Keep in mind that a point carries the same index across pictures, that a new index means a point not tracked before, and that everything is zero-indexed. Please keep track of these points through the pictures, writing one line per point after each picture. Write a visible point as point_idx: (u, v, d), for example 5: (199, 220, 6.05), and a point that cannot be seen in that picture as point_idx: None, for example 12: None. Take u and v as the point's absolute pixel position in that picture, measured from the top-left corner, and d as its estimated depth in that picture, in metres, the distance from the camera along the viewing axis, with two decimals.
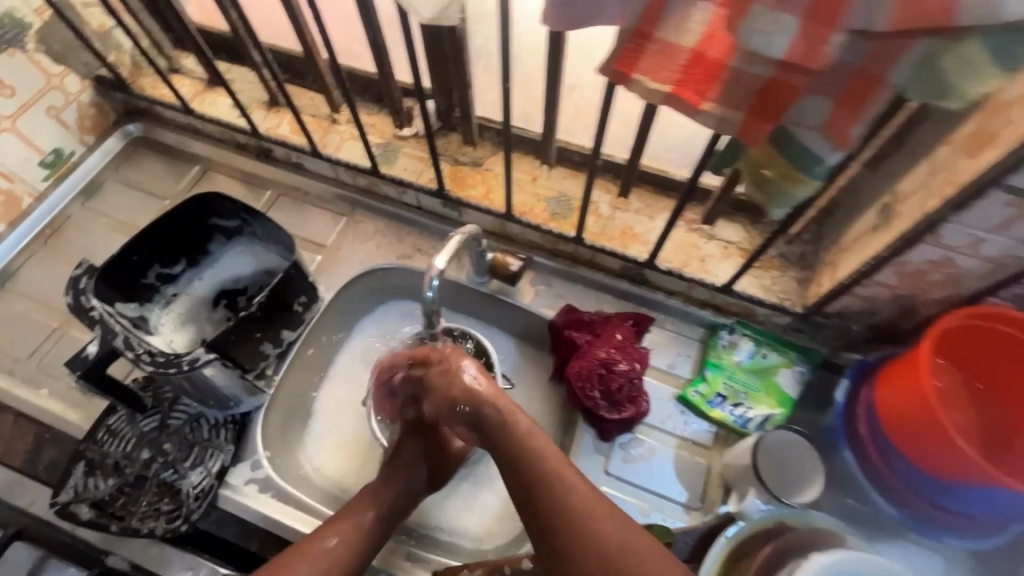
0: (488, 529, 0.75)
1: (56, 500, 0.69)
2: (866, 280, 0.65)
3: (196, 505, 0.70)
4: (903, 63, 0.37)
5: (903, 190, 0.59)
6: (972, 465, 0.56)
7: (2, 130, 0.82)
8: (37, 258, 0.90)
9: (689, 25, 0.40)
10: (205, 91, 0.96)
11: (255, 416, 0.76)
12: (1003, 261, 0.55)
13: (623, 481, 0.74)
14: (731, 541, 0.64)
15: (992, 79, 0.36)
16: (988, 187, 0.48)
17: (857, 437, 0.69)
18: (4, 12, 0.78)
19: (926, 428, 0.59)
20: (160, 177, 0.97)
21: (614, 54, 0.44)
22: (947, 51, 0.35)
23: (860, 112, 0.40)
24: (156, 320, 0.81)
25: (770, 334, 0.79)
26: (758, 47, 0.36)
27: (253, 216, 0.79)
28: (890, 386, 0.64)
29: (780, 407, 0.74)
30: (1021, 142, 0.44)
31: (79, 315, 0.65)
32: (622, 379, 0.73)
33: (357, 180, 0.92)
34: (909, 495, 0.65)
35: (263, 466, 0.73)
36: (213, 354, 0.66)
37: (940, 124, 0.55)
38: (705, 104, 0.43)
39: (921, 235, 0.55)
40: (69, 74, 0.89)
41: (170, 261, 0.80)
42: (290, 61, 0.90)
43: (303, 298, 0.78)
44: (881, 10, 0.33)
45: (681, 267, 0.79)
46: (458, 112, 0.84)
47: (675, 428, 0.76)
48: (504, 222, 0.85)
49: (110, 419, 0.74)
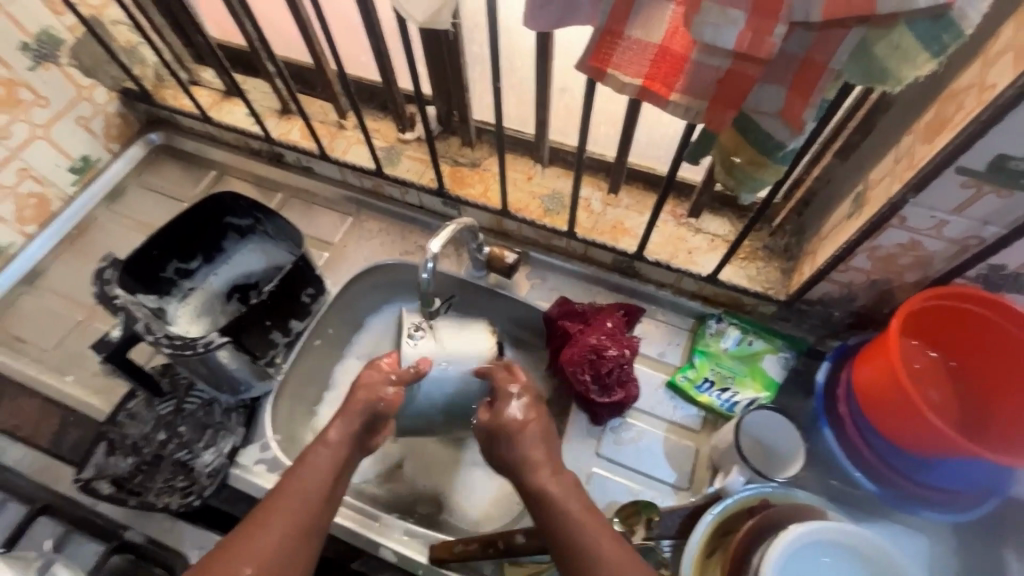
0: (485, 512, 0.78)
1: (80, 476, 0.74)
2: (842, 266, 0.68)
3: (208, 482, 0.74)
4: (843, 50, 0.41)
5: (873, 178, 0.62)
6: (942, 437, 0.59)
7: (37, 137, 0.89)
8: (64, 257, 0.96)
9: (654, 23, 0.45)
10: (222, 101, 1.02)
11: (265, 401, 0.81)
12: (966, 242, 0.58)
13: (614, 463, 0.77)
14: (717, 517, 0.66)
15: (924, 64, 0.39)
16: (943, 168, 0.52)
17: (837, 416, 0.72)
18: (42, 29, 0.85)
19: (898, 404, 0.62)
20: (179, 181, 1.04)
21: (589, 52, 0.48)
22: (879, 39, 0.39)
23: (810, 98, 0.44)
24: (174, 311, 0.86)
25: (756, 323, 0.82)
26: (711, 40, 0.40)
27: (264, 214, 0.84)
28: (865, 366, 0.66)
29: (765, 391, 0.77)
30: (967, 125, 0.48)
31: (104, 303, 0.71)
32: (612, 363, 0.76)
33: (363, 181, 0.98)
34: (887, 470, 0.68)
35: (272, 447, 0.78)
36: (226, 338, 0.70)
37: (903, 115, 0.58)
38: (673, 95, 0.47)
39: (887, 218, 0.59)
40: (98, 86, 0.96)
41: (188, 257, 0.86)
42: (300, 71, 0.97)
43: (310, 290, 0.83)
44: (815, 1, 0.37)
45: (669, 258, 0.83)
46: (456, 116, 0.89)
47: (665, 413, 0.80)
48: (501, 218, 0.90)
49: (130, 403, 0.79)
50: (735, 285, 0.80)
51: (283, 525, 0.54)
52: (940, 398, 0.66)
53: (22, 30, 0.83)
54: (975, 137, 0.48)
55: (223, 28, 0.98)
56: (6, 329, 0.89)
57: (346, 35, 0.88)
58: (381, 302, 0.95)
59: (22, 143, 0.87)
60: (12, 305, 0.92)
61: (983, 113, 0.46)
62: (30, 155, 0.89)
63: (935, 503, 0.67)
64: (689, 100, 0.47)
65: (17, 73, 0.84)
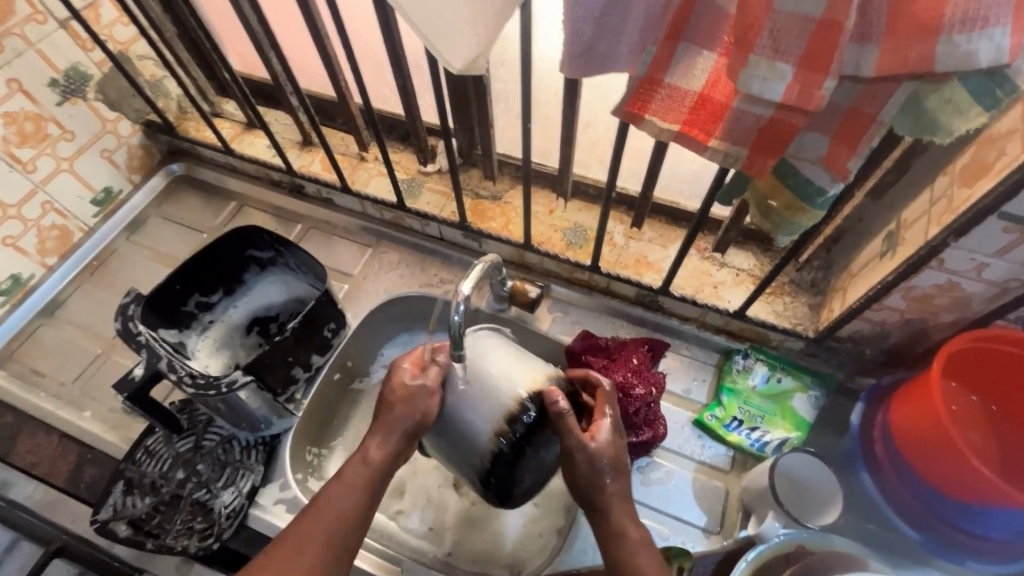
0: (510, 555, 0.75)
1: (97, 517, 0.72)
2: (876, 306, 0.67)
3: (228, 523, 0.72)
4: (892, 103, 0.40)
5: (907, 219, 0.62)
6: (991, 487, 0.57)
7: (60, 170, 0.89)
8: (84, 288, 0.96)
9: (696, 72, 0.44)
10: (244, 133, 1.03)
11: (285, 438, 0.80)
12: (1008, 285, 0.57)
13: (642, 504, 0.75)
14: (752, 564, 0.64)
15: (976, 117, 0.39)
16: (986, 214, 0.51)
17: (874, 459, 0.70)
18: (71, 65, 0.86)
19: (941, 450, 0.60)
20: (199, 212, 1.04)
21: (626, 99, 0.48)
22: (931, 92, 0.39)
23: (856, 147, 0.43)
24: (193, 345, 0.85)
25: (784, 359, 0.80)
26: (758, 92, 0.39)
27: (286, 247, 0.84)
28: (903, 408, 0.65)
29: (796, 431, 0.76)
30: (1011, 171, 0.48)
31: (126, 340, 0.70)
32: (640, 403, 0.75)
33: (383, 213, 0.98)
34: (928, 517, 0.66)
35: (292, 486, 0.77)
36: (248, 377, 0.69)
37: (938, 156, 0.58)
38: (711, 141, 0.47)
39: (926, 259, 0.58)
40: (123, 119, 0.97)
41: (209, 290, 0.85)
42: (322, 104, 0.97)
43: (332, 325, 0.82)
44: (866, 57, 0.37)
45: (694, 293, 0.82)
46: (479, 150, 0.90)
47: (693, 453, 0.78)
48: (523, 251, 0.89)
49: (148, 440, 0.78)
50: (762, 321, 0.79)
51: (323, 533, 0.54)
52: (980, 443, 0.64)
53: (52, 67, 0.84)
54: (1021, 184, 0.47)
55: (247, 63, 0.99)
56: (24, 361, 0.89)
57: (372, 71, 0.89)
58: (405, 331, 0.94)
59: (47, 176, 0.88)
60: (31, 337, 0.91)
61: None
62: (53, 188, 0.90)
63: (975, 551, 0.65)
64: (728, 146, 0.47)
65: (45, 108, 0.85)
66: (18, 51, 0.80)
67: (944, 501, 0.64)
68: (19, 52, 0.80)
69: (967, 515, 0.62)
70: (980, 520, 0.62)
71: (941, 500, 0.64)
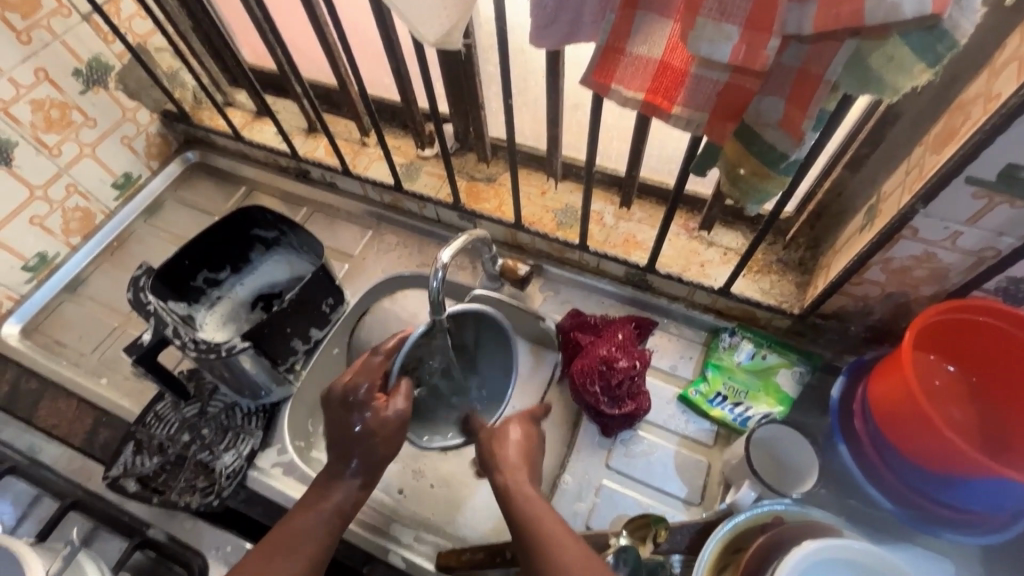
0: (494, 526, 0.78)
1: (108, 474, 0.78)
2: (857, 279, 0.67)
3: (227, 483, 0.77)
4: (837, 62, 0.42)
5: (886, 191, 0.62)
6: (962, 457, 0.57)
7: (84, 155, 0.96)
8: (103, 267, 1.02)
9: (656, 39, 0.46)
10: (253, 121, 1.07)
11: (284, 406, 0.84)
12: (983, 254, 0.57)
13: (623, 475, 0.77)
14: (730, 532, 0.64)
15: (920, 74, 0.40)
16: (951, 178, 0.51)
17: (853, 432, 0.70)
18: (93, 56, 0.92)
19: (914, 421, 0.60)
20: (211, 197, 1.10)
21: (592, 69, 0.49)
22: (873, 50, 0.40)
23: (807, 109, 0.44)
24: (201, 318, 0.90)
25: (771, 337, 0.81)
26: (707, 55, 0.41)
27: (289, 227, 0.88)
28: (881, 381, 0.65)
29: (779, 406, 0.76)
30: (972, 139, 0.48)
31: (137, 309, 0.74)
32: (623, 375, 0.76)
33: (383, 197, 1.02)
34: (912, 494, 0.65)
35: (289, 450, 0.81)
36: (247, 343, 0.73)
37: (913, 127, 0.59)
38: (675, 109, 0.49)
39: (898, 229, 0.58)
40: (142, 108, 1.02)
41: (217, 268, 0.90)
42: (327, 93, 1.02)
43: (330, 300, 0.85)
44: (806, 15, 0.38)
45: (681, 271, 0.83)
46: (473, 134, 0.92)
47: (677, 427, 0.79)
48: (515, 231, 0.92)
49: (158, 405, 0.83)
50: (748, 298, 0.80)
51: (301, 559, 0.60)
52: (961, 416, 0.64)
53: (76, 58, 0.90)
54: (981, 147, 0.48)
55: (257, 54, 1.04)
56: (48, 333, 0.95)
57: (369, 59, 0.92)
58: None
59: (71, 161, 0.94)
60: (55, 312, 0.97)
61: (989, 122, 0.46)
62: (77, 172, 0.96)
63: (961, 526, 0.64)
64: (690, 112, 0.48)
65: (69, 96, 0.91)
66: (45, 43, 0.86)
67: (922, 475, 0.64)
68: (46, 43, 0.86)
69: (945, 489, 0.63)
70: (961, 492, 0.62)
71: (921, 474, 0.64)
